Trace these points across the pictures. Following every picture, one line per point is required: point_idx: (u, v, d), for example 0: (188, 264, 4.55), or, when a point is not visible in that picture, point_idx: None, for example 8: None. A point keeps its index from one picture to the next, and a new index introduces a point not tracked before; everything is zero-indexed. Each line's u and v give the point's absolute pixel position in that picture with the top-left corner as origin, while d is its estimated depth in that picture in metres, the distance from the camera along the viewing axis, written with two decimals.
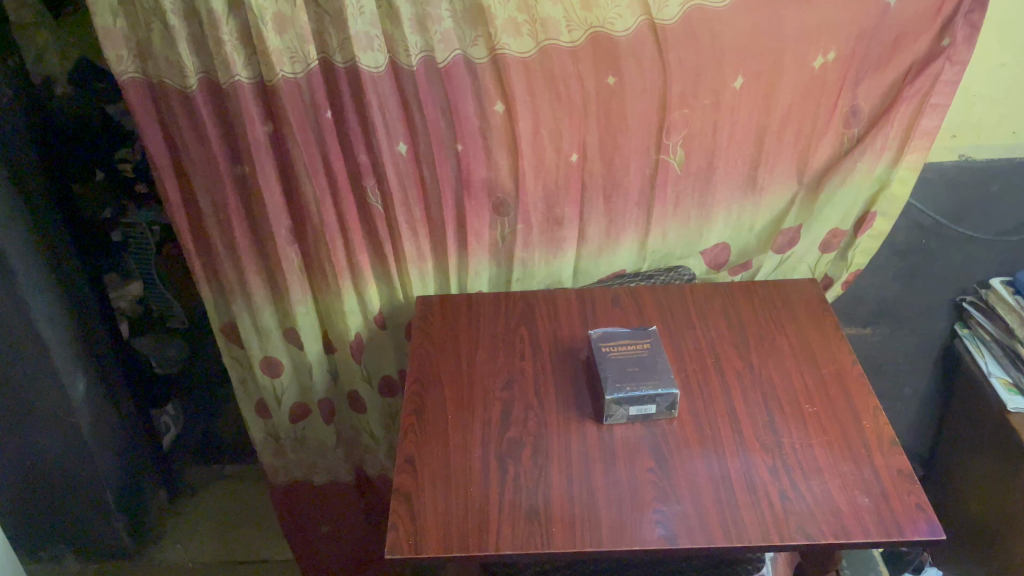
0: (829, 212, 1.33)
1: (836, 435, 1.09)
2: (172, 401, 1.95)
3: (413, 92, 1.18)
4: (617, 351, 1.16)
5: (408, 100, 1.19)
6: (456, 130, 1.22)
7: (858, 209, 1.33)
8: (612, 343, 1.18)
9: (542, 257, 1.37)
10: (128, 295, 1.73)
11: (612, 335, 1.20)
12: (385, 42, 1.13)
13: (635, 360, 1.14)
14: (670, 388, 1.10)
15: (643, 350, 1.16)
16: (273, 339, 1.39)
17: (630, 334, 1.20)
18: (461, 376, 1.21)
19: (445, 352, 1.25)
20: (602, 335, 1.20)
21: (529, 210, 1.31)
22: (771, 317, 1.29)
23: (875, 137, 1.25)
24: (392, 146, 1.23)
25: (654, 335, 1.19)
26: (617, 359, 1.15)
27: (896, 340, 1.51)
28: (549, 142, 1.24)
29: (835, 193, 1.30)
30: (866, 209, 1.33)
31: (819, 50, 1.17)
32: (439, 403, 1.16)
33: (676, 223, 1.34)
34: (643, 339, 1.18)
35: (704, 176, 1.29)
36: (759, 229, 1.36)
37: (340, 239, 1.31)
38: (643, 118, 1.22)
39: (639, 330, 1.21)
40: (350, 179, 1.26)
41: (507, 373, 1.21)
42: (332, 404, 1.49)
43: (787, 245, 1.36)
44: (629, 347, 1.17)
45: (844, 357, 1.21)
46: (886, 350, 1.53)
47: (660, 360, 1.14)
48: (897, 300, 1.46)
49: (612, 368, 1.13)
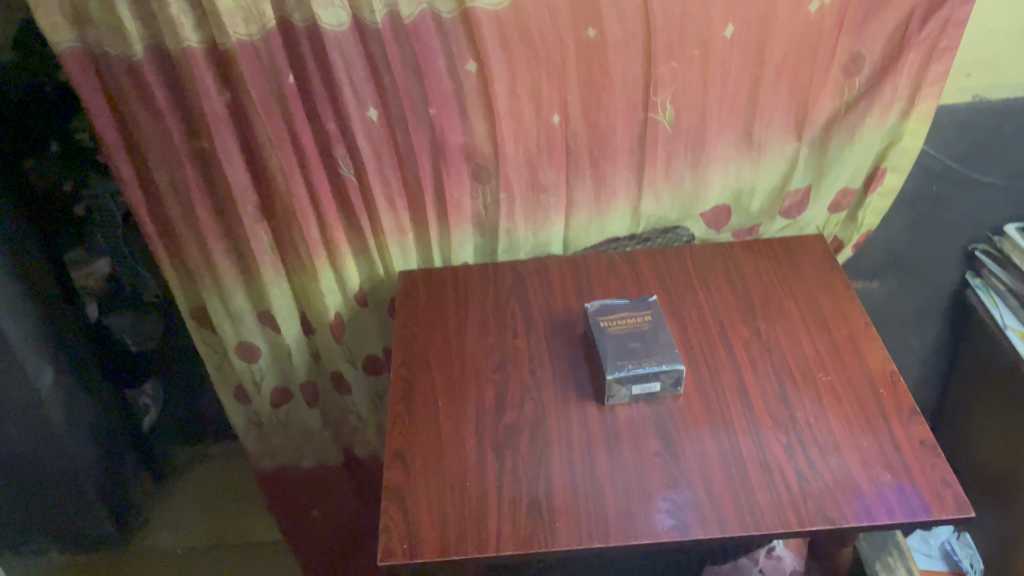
0: (835, 172, 1.23)
1: (852, 405, 1.02)
2: (151, 380, 1.87)
3: (380, 53, 1.09)
4: (618, 325, 1.08)
5: (375, 61, 1.10)
6: (428, 92, 1.13)
7: (868, 165, 1.22)
8: (612, 317, 1.10)
9: (528, 226, 1.28)
10: (94, 273, 1.61)
11: (612, 307, 1.11)
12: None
13: (636, 335, 1.07)
14: (675, 363, 1.03)
15: (643, 324, 1.08)
16: (247, 323, 1.30)
17: (630, 306, 1.12)
18: (451, 359, 1.13)
19: (432, 333, 1.17)
20: (599, 309, 1.11)
21: (511, 177, 1.22)
22: (776, 280, 1.21)
23: (883, 85, 1.15)
24: (362, 113, 1.14)
25: (656, 306, 1.11)
26: (617, 334, 1.07)
27: (905, 293, 1.43)
28: (528, 103, 1.15)
29: (842, 150, 1.20)
30: (876, 164, 1.23)
31: None
32: (430, 389, 1.09)
33: (670, 185, 1.24)
34: (644, 312, 1.10)
35: (696, 132, 1.19)
36: (762, 193, 1.26)
37: (312, 214, 1.22)
38: (628, 73, 1.13)
39: (639, 301, 1.12)
40: (318, 149, 1.17)
41: (501, 352, 1.13)
42: (315, 390, 1.40)
43: (795, 209, 1.27)
44: (630, 321, 1.09)
45: (857, 320, 1.13)
46: (893, 303, 1.44)
47: (663, 334, 1.07)
48: (905, 253, 1.38)
49: (612, 344, 1.05)
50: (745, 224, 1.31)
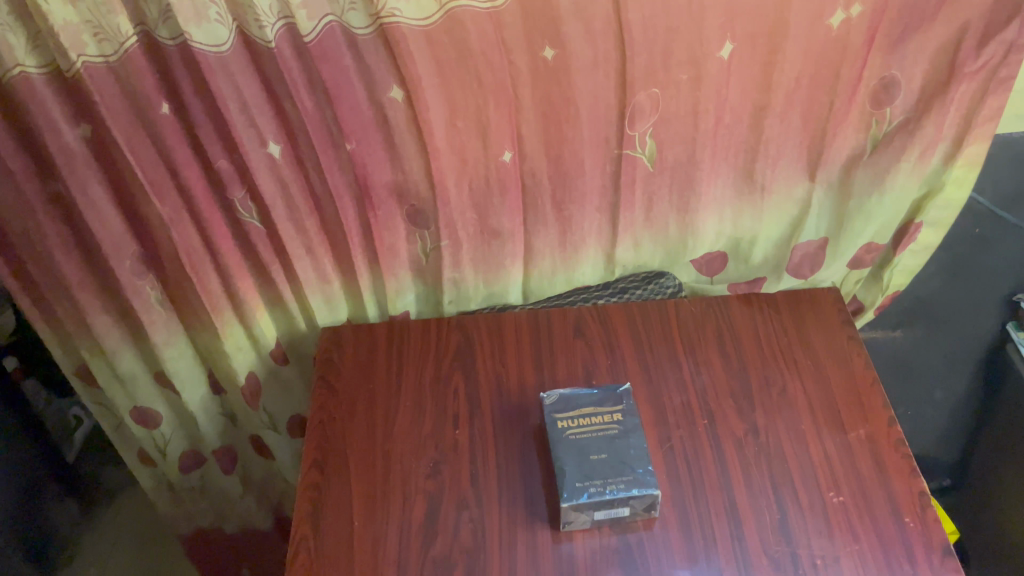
0: (857, 223, 1.00)
1: (867, 535, 0.81)
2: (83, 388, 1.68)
3: (278, 77, 0.85)
4: (578, 426, 0.86)
5: (273, 87, 0.86)
6: (344, 124, 0.89)
7: (900, 220, 0.99)
8: (572, 415, 0.88)
9: (478, 277, 1.05)
10: None
11: (572, 398, 0.89)
12: (228, 8, 0.79)
13: (599, 442, 0.85)
14: (647, 484, 0.81)
15: (610, 427, 0.86)
16: (141, 386, 1.08)
17: (596, 397, 0.90)
18: (374, 458, 0.91)
19: (353, 418, 0.95)
20: (557, 401, 0.89)
21: (455, 222, 0.98)
22: (780, 352, 0.98)
23: (921, 120, 0.91)
24: (261, 149, 0.90)
25: (629, 401, 0.89)
26: (577, 441, 0.85)
27: (931, 344, 1.21)
28: (473, 138, 0.91)
29: (867, 197, 0.97)
30: (909, 219, 1.00)
31: (841, 3, 0.83)
32: (345, 501, 0.88)
33: (651, 230, 1.01)
34: (612, 408, 0.88)
35: (684, 172, 0.96)
36: (766, 241, 1.03)
37: (210, 265, 0.99)
38: (598, 101, 0.89)
39: (608, 390, 0.90)
40: (210, 191, 0.93)
41: (436, 449, 0.91)
42: (233, 455, 1.19)
43: (806, 264, 1.04)
44: (594, 421, 0.87)
45: (879, 414, 0.91)
46: (914, 351, 1.22)
47: (634, 443, 0.85)
48: (929, 299, 1.16)
49: (569, 456, 0.84)
50: (745, 278, 1.08)
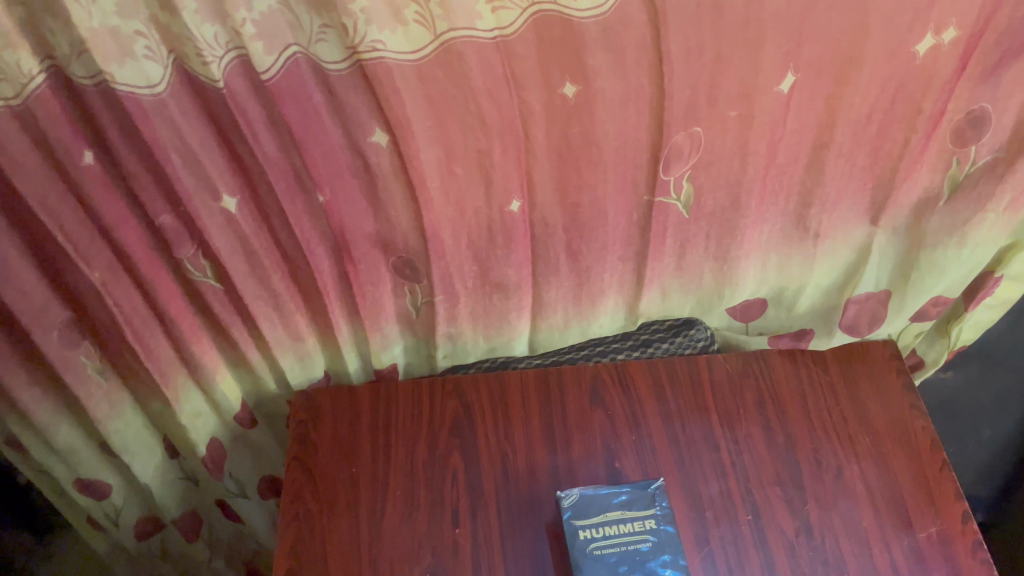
0: (926, 274, 0.85)
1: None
2: None
3: (230, 120, 0.67)
4: (606, 535, 0.73)
5: (225, 130, 0.68)
6: (315, 171, 0.72)
7: (977, 273, 0.85)
8: (598, 521, 0.74)
9: (478, 332, 0.89)
10: None
11: (597, 498, 0.76)
12: (161, 39, 0.61)
13: (631, 557, 0.72)
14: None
15: (643, 538, 0.74)
16: (84, 457, 0.92)
17: (625, 497, 0.76)
18: (359, 567, 0.77)
19: (335, 513, 0.81)
20: (578, 501, 0.76)
21: (451, 277, 0.82)
22: (831, 426, 0.84)
23: (1012, 161, 0.76)
24: (213, 202, 0.73)
25: (663, 504, 0.77)
26: (605, 555, 0.72)
27: (986, 385, 1.07)
28: (474, 185, 0.74)
29: (939, 245, 0.83)
30: (988, 270, 0.85)
31: (934, 27, 0.66)
32: None
33: (682, 278, 0.86)
34: (644, 514, 0.75)
35: (726, 218, 0.80)
36: (815, 289, 0.88)
37: (158, 329, 0.82)
38: (628, 142, 0.72)
39: (638, 487, 0.78)
40: (152, 249, 0.76)
41: (433, 556, 0.78)
42: (196, 521, 1.04)
43: (860, 315, 0.90)
44: (624, 530, 0.74)
45: (950, 509, 0.78)
46: (968, 388, 1.08)
47: (671, 560, 0.73)
48: (992, 342, 1.02)
49: (596, 574, 0.71)
50: (786, 328, 0.93)
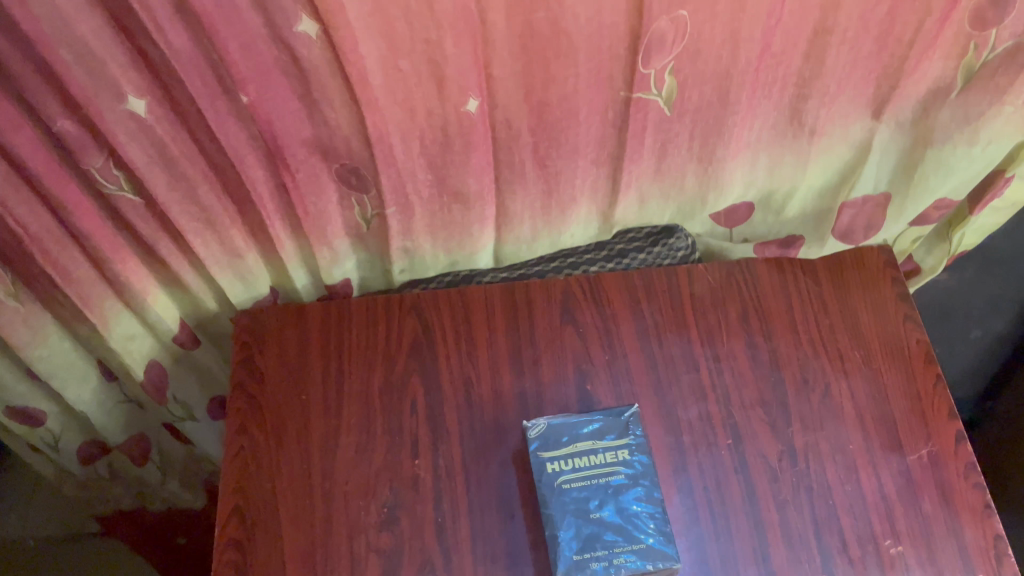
0: (930, 175, 0.77)
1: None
2: None
3: (126, 6, 0.56)
4: (575, 469, 0.68)
5: (121, 20, 0.57)
6: (234, 67, 0.61)
7: (987, 172, 0.77)
8: (567, 453, 0.69)
9: (437, 245, 0.80)
10: None
11: (567, 427, 0.70)
12: None
13: (602, 492, 0.67)
14: (667, 552, 0.64)
15: (616, 470, 0.68)
16: (10, 385, 0.84)
17: (597, 426, 0.70)
18: (312, 503, 0.72)
19: (284, 445, 0.74)
20: (546, 431, 0.70)
21: (403, 186, 0.73)
22: (820, 341, 0.78)
23: None
24: (118, 105, 0.63)
25: (638, 433, 0.70)
26: (574, 491, 0.67)
27: (980, 284, 1.01)
28: (424, 82, 0.64)
29: (946, 142, 0.74)
30: (997, 169, 0.77)
31: None
32: (277, 566, 0.69)
33: (662, 183, 0.78)
34: (617, 444, 0.69)
35: (712, 115, 0.71)
36: (807, 192, 0.80)
37: (73, 249, 0.73)
38: (602, 29, 0.62)
39: (611, 414, 0.71)
40: (54, 160, 0.66)
41: (391, 490, 0.72)
42: (144, 444, 0.98)
43: (855, 220, 0.82)
44: (596, 463, 0.68)
45: (944, 429, 0.74)
46: (961, 291, 1.03)
47: (647, 494, 0.67)
48: (992, 243, 0.96)
49: (564, 512, 0.66)
50: (774, 235, 0.85)
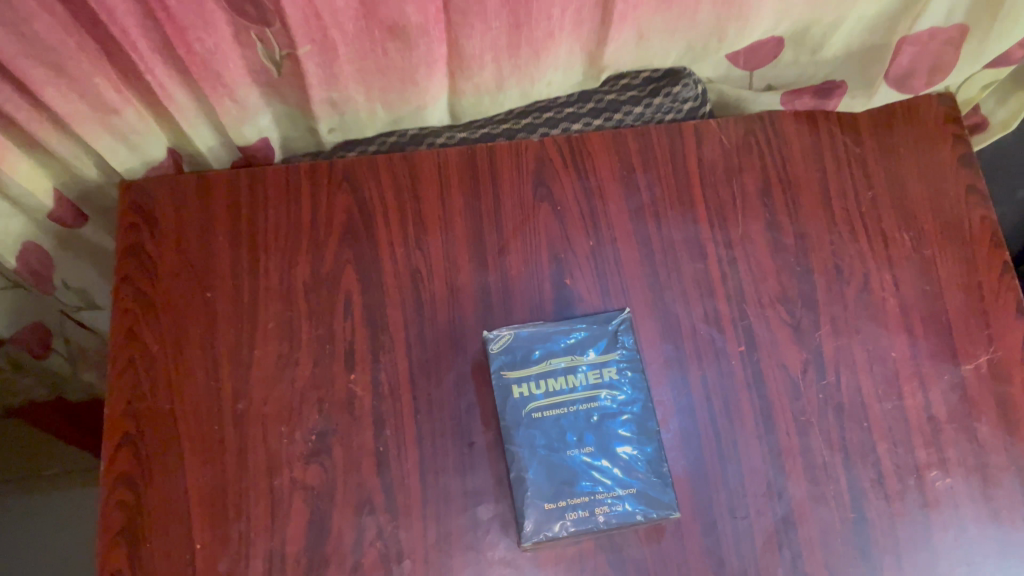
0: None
1: (983, 538, 0.55)
2: None
3: None
4: (548, 394, 0.55)
5: None
6: None
7: None
8: (538, 374, 0.56)
9: (374, 97, 0.62)
10: None
11: (538, 342, 0.57)
12: None
13: (582, 424, 0.55)
14: (661, 497, 0.53)
15: (599, 395, 0.56)
16: None
17: (576, 338, 0.57)
18: (221, 430, 0.57)
19: (186, 355, 0.59)
20: (512, 345, 0.57)
21: (320, 19, 0.54)
22: (860, 221, 0.62)
23: None
24: None
25: (628, 345, 0.57)
26: (546, 422, 0.55)
27: None
28: None
29: None
30: None
31: None
32: (179, 509, 0.55)
33: (669, 11, 0.59)
34: (602, 362, 0.57)
35: None
36: (858, 23, 0.62)
37: None
38: None
39: (595, 321, 0.58)
40: None
41: (319, 414, 0.57)
42: (44, 335, 0.82)
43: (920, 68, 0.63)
44: (573, 386, 0.56)
45: (1007, 332, 0.59)
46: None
47: (639, 423, 0.55)
48: None
49: (534, 449, 0.54)
50: (805, 81, 0.66)
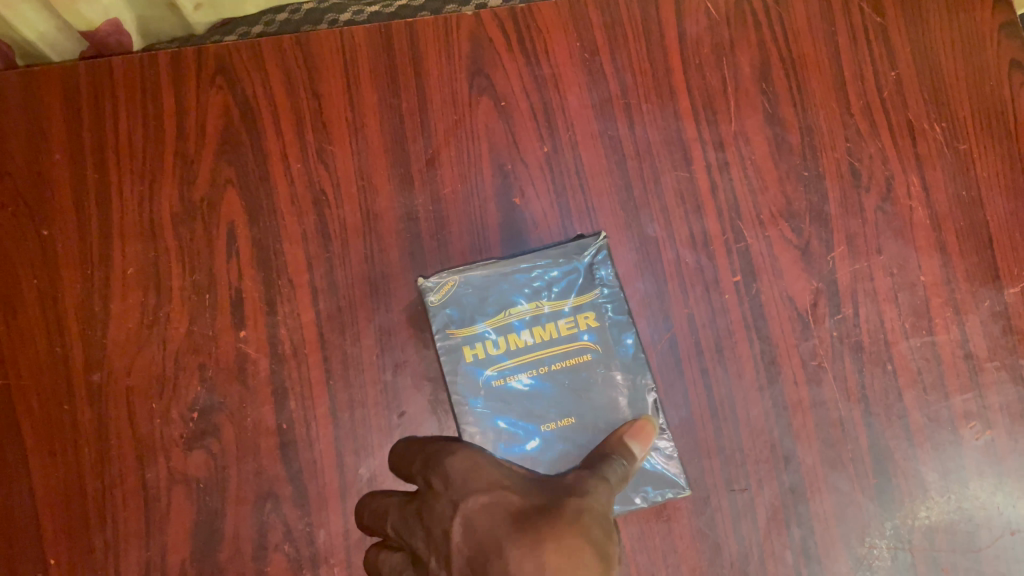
0: None
1: None
2: None
3: None
4: (509, 357, 0.42)
5: None
6: None
7: None
8: (495, 330, 0.43)
9: None
10: None
11: (493, 287, 0.43)
12: None
13: (558, 390, 0.42)
14: (665, 475, 0.42)
15: (576, 349, 0.43)
16: None
17: (542, 277, 0.43)
18: (73, 411, 0.44)
19: (19, 315, 0.45)
20: (456, 295, 0.43)
21: None
22: (882, 112, 0.49)
23: None
24: None
25: (609, 278, 0.44)
26: (509, 391, 0.42)
27: None
28: None
29: None
30: None
31: None
32: (23, 515, 0.43)
33: None
34: (577, 306, 0.43)
35: None
36: None
37: None
38: None
39: (569, 249, 0.44)
40: None
41: (201, 384, 0.44)
42: None
43: None
44: (543, 341, 0.43)
45: None
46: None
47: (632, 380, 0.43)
48: None
49: (500, 430, 0.42)
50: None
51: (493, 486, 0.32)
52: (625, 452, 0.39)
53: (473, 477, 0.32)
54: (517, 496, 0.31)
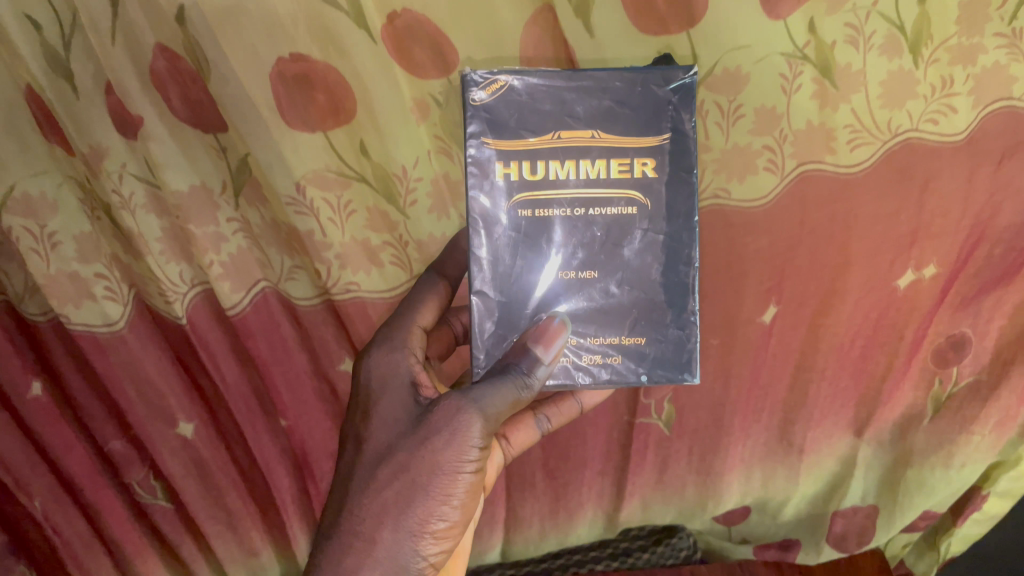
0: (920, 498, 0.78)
1: None
2: None
3: (203, 355, 0.69)
4: (538, 187, 0.50)
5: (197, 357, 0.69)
6: (277, 395, 0.71)
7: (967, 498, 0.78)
8: (529, 150, 0.50)
9: None
10: None
11: (544, 102, 0.50)
12: (133, 280, 0.67)
13: (587, 240, 0.51)
14: (675, 364, 0.53)
15: (622, 199, 0.51)
16: None
17: (606, 92, 0.50)
18: None
19: None
20: (501, 98, 0.50)
21: None
22: None
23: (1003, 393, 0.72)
24: (170, 431, 0.71)
25: (682, 125, 0.50)
26: (532, 219, 0.51)
27: None
28: None
29: (927, 465, 0.76)
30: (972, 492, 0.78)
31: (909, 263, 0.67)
32: None
33: (662, 494, 0.81)
34: (634, 148, 0.50)
35: (707, 436, 0.77)
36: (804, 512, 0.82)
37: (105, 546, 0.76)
38: None
39: (646, 80, 0.50)
40: (96, 472, 0.73)
41: None
42: None
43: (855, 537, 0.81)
44: (587, 182, 0.50)
45: None
46: None
47: (666, 241, 0.51)
48: None
49: (518, 260, 0.51)
50: (771, 537, 0.84)
51: (381, 388, 0.54)
52: (527, 358, 0.51)
53: (378, 393, 0.53)
54: (388, 434, 0.51)
